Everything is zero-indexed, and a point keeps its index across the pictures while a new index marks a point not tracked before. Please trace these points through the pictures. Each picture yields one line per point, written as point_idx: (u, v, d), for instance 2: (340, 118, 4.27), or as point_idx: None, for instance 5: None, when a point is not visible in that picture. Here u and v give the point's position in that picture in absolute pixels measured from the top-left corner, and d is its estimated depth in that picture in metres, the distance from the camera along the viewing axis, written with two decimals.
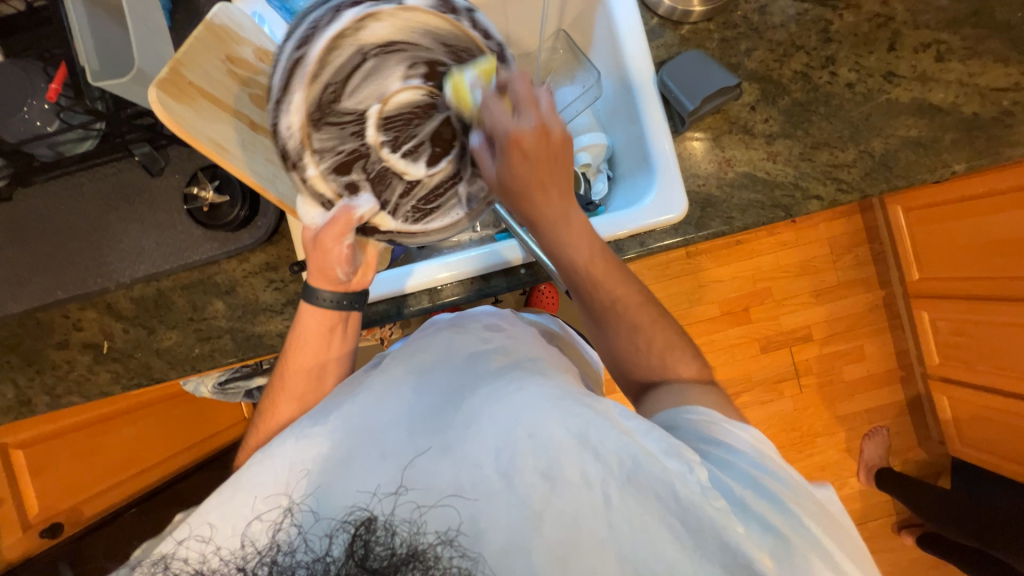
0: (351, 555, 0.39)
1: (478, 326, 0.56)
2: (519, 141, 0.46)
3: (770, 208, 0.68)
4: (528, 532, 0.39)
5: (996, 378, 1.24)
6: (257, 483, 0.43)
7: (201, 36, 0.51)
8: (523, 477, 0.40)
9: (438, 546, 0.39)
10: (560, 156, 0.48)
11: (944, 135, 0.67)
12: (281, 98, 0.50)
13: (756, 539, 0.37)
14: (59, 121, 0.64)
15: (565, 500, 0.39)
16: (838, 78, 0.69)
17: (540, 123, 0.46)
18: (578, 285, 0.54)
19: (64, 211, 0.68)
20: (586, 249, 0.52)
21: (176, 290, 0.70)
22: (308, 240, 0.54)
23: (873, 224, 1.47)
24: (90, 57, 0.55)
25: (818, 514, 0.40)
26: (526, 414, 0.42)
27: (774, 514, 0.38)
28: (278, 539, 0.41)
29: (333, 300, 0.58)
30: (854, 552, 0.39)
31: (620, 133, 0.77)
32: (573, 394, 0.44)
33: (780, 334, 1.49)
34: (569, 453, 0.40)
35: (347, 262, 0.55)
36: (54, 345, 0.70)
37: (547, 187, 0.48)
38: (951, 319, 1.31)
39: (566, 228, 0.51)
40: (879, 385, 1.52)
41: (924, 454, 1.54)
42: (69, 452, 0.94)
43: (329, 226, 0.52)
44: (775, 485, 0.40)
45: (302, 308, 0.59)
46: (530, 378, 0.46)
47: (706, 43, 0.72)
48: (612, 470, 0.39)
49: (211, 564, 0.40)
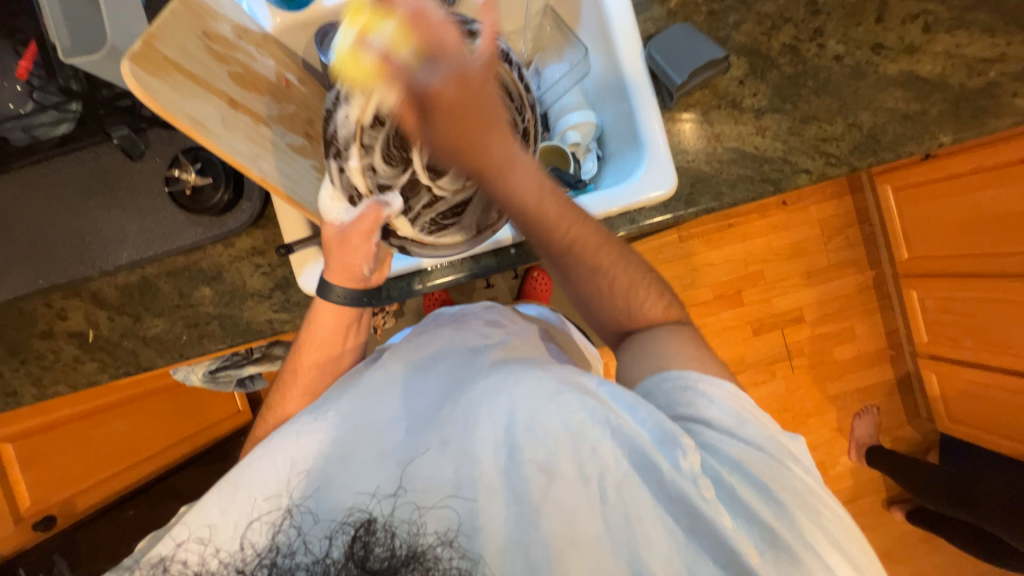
0: (350, 557, 0.40)
1: (478, 322, 0.57)
2: (433, 87, 0.42)
3: (759, 183, 0.68)
4: (530, 524, 0.40)
5: (983, 353, 1.26)
6: (258, 480, 0.42)
7: (178, 10, 0.50)
8: (525, 471, 0.41)
9: (438, 546, 0.40)
10: (480, 102, 0.42)
11: (931, 107, 0.67)
12: (346, 87, 0.49)
13: (743, 531, 0.38)
14: (31, 103, 0.62)
15: (567, 493, 0.40)
16: (827, 50, 0.69)
17: (451, 69, 0.42)
18: (533, 234, 0.50)
19: (44, 197, 0.66)
20: (534, 184, 0.46)
21: (161, 277, 0.69)
22: (333, 235, 0.56)
23: (863, 206, 1.48)
24: (60, 34, 0.54)
25: (815, 502, 0.40)
26: (528, 406, 0.42)
27: (761, 503, 0.39)
28: (278, 540, 0.41)
29: (346, 297, 0.59)
30: (848, 545, 0.39)
31: (609, 111, 0.76)
32: (571, 382, 0.43)
33: (772, 316, 1.50)
34: (569, 449, 0.40)
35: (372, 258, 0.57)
36: (39, 335, 0.69)
37: (479, 134, 0.43)
38: (940, 297, 1.32)
39: (511, 170, 0.45)
40: (868, 365, 1.54)
41: (914, 431, 1.57)
42: (62, 443, 0.93)
43: (359, 223, 0.54)
44: (766, 473, 0.40)
45: (316, 307, 0.59)
46: (527, 370, 0.45)
47: (694, 17, 0.71)
48: (610, 463, 0.40)
49: (210, 567, 0.41)
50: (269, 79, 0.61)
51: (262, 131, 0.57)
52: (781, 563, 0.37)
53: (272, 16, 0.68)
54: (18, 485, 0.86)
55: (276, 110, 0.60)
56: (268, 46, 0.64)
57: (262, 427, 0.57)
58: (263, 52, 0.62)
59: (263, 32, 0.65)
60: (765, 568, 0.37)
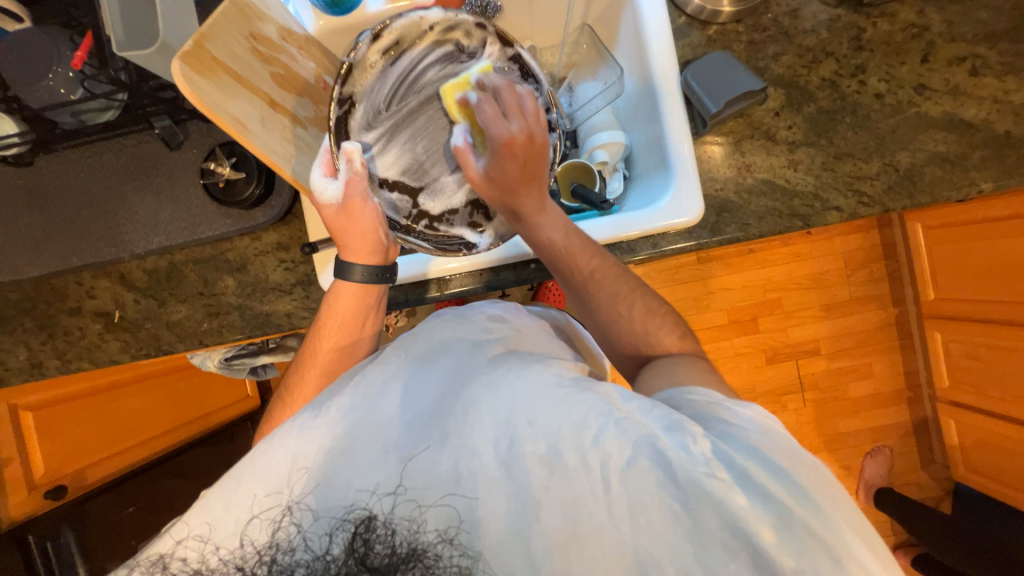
0: (351, 553, 0.39)
1: (481, 317, 0.57)
2: (511, 141, 0.53)
3: (787, 217, 0.67)
4: (531, 518, 0.39)
5: (1008, 405, 1.21)
6: (260, 476, 0.43)
7: (227, 11, 0.51)
8: (527, 464, 0.40)
9: (439, 544, 0.39)
10: (539, 158, 0.55)
11: (972, 152, 0.66)
12: None
13: (757, 511, 0.37)
14: (82, 89, 0.64)
15: (569, 488, 0.40)
16: (867, 87, 0.68)
17: (526, 128, 0.54)
18: (558, 262, 0.59)
19: (84, 179, 0.69)
20: (560, 231, 0.58)
21: (188, 265, 0.71)
22: (334, 214, 0.58)
23: (890, 241, 1.45)
24: (116, 27, 0.56)
25: (818, 480, 0.39)
26: (529, 399, 0.43)
27: (776, 483, 0.38)
28: (278, 537, 0.41)
29: (367, 274, 0.61)
30: (869, 537, 0.38)
31: (639, 132, 0.76)
32: (574, 382, 0.45)
33: (788, 345, 1.47)
34: (570, 440, 0.40)
35: (380, 218, 0.60)
36: (68, 311, 0.71)
37: (534, 178, 0.56)
38: (966, 342, 1.28)
39: (542, 215, 0.57)
40: (884, 404, 1.50)
41: (927, 477, 1.51)
42: (78, 416, 0.96)
43: (353, 189, 0.58)
44: (776, 453, 0.40)
45: (337, 286, 0.61)
46: (530, 366, 0.47)
47: (733, 45, 0.70)
48: (613, 455, 0.40)
49: (210, 564, 0.40)
50: (309, 82, 0.63)
51: (298, 132, 0.60)
52: (795, 544, 0.36)
53: (316, 18, 0.70)
54: (33, 455, 0.89)
55: (312, 112, 0.63)
56: (309, 49, 0.65)
57: (288, 379, 0.60)
58: (305, 54, 0.64)
59: (306, 33, 0.66)
60: (780, 551, 0.35)
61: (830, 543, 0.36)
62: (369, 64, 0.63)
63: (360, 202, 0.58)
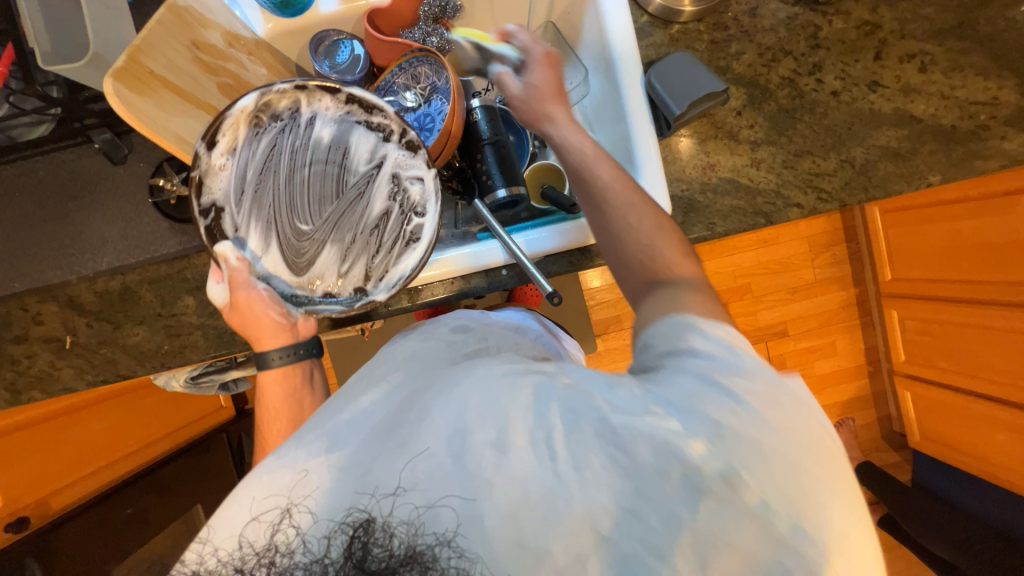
0: (349, 557, 0.34)
1: (443, 331, 0.53)
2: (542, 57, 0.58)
3: (751, 215, 0.68)
4: (484, 501, 0.34)
5: (958, 376, 1.30)
6: (257, 476, 0.38)
7: (164, 18, 0.50)
8: (479, 454, 0.35)
9: (438, 546, 0.33)
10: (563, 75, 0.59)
11: (922, 147, 0.68)
12: (416, 206, 0.59)
13: (689, 430, 0.35)
14: (8, 105, 0.62)
15: (521, 468, 0.35)
16: (824, 85, 0.69)
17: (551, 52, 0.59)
18: (578, 170, 0.52)
19: (20, 198, 0.64)
20: (584, 135, 0.54)
21: (142, 285, 0.67)
22: (230, 311, 0.55)
23: (851, 224, 1.50)
24: (40, 37, 0.51)
25: (772, 403, 0.36)
26: (481, 393, 0.38)
27: (714, 404, 0.35)
28: (277, 540, 0.35)
29: (283, 355, 0.54)
30: (814, 459, 0.35)
31: (605, 133, 0.76)
32: (519, 368, 0.42)
33: (757, 328, 1.52)
34: (517, 418, 0.36)
35: (273, 300, 0.55)
36: (12, 339, 0.67)
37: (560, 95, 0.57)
38: (918, 319, 1.36)
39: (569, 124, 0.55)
40: (847, 379, 1.58)
41: (886, 446, 1.61)
42: (35, 444, 0.91)
43: (234, 286, 0.54)
44: (725, 378, 0.37)
45: (261, 382, 0.54)
46: (483, 362, 0.44)
47: (696, 45, 0.70)
48: (555, 424, 0.36)
49: (208, 566, 0.35)
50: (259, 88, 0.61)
51: None
52: (726, 453, 0.34)
53: (265, 20, 0.67)
54: None
55: None
56: (259, 53, 0.63)
57: None
58: (254, 60, 0.61)
59: (255, 37, 0.63)
60: (707, 461, 0.34)
61: (754, 447, 0.34)
62: (218, 170, 0.56)
63: (246, 295, 0.54)
